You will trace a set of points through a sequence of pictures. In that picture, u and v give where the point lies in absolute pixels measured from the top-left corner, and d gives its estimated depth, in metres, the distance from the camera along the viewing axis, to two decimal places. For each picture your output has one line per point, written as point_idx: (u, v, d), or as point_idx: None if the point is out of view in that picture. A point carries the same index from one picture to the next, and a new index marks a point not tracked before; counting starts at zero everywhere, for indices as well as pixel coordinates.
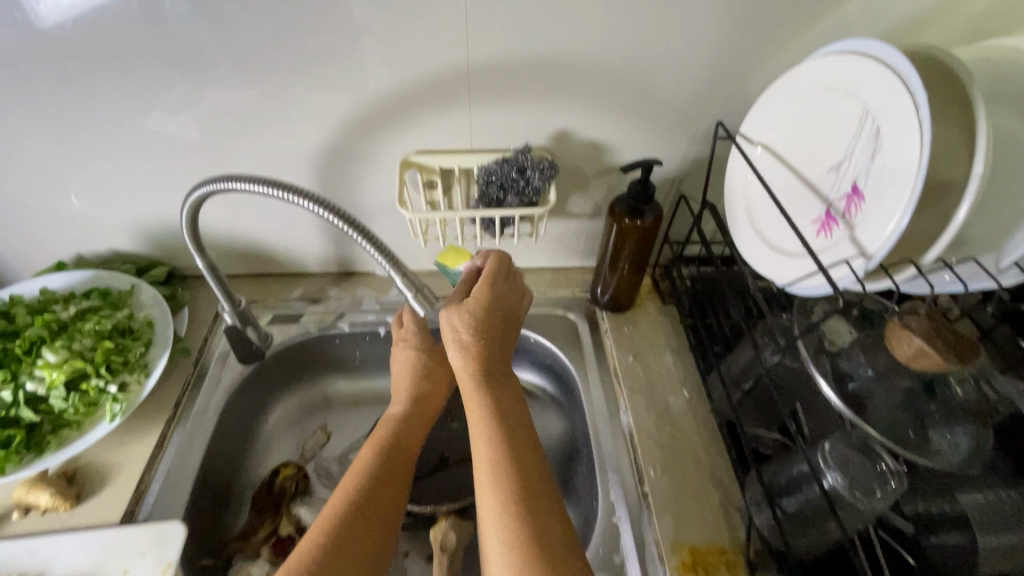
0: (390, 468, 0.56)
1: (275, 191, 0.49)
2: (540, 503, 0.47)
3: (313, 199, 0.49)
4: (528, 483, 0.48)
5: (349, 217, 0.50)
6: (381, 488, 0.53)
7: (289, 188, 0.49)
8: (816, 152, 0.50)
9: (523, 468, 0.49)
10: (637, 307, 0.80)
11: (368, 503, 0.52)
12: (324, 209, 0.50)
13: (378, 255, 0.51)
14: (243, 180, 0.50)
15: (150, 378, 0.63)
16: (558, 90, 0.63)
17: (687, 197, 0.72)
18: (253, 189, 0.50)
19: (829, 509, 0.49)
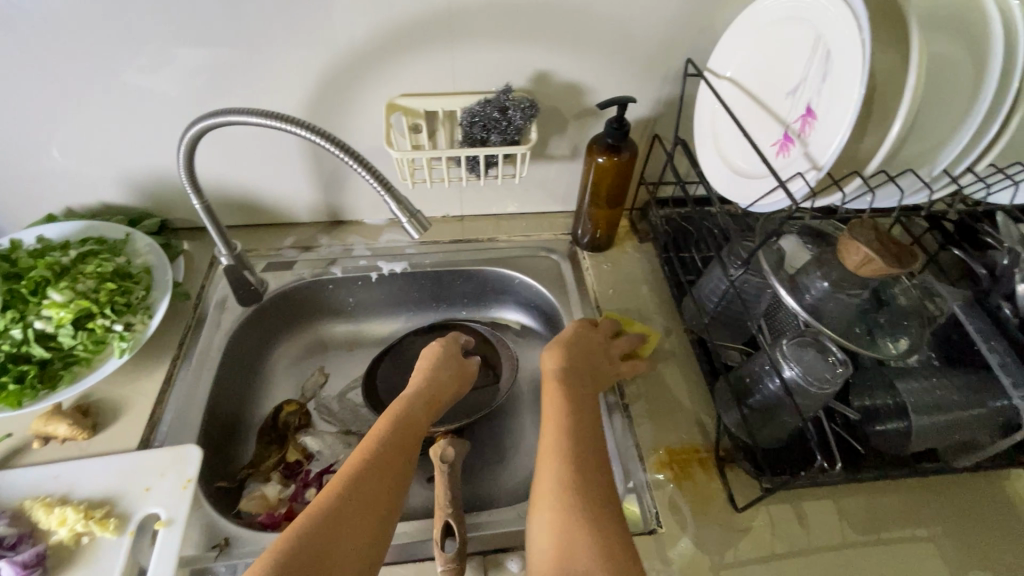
0: (410, 434, 0.59)
1: (272, 122, 0.52)
2: (592, 468, 0.54)
3: (310, 127, 0.52)
4: (585, 452, 0.55)
5: (345, 146, 0.53)
6: (406, 443, 0.58)
7: (285, 119, 0.52)
8: (775, 80, 0.55)
9: (580, 439, 0.56)
10: (616, 246, 0.84)
11: (400, 452, 0.56)
12: (322, 138, 0.53)
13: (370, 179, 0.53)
14: (240, 113, 0.52)
15: (154, 319, 0.66)
16: (537, 31, 0.65)
17: (661, 137, 0.76)
18: (250, 122, 0.52)
19: (788, 401, 0.55)
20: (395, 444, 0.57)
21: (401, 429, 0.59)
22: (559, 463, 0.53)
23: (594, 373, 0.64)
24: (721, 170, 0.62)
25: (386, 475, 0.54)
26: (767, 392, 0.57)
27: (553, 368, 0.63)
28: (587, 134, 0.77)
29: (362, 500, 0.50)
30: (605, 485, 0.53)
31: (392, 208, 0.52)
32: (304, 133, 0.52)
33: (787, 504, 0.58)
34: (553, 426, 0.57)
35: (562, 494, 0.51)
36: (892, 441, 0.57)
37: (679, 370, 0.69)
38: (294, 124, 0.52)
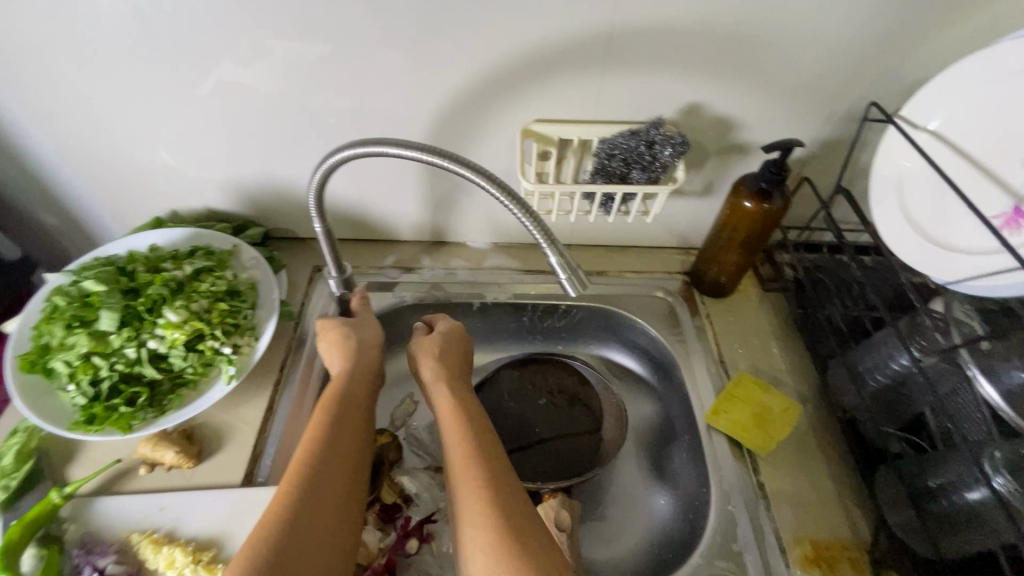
0: (347, 426, 0.55)
1: (433, 159, 0.48)
2: (510, 490, 0.49)
3: (468, 164, 0.47)
4: (499, 473, 0.50)
5: (507, 189, 0.48)
6: (353, 447, 0.54)
7: (446, 157, 0.47)
8: (1003, 142, 0.48)
9: (494, 459, 0.51)
10: (738, 293, 0.77)
11: (342, 438, 0.53)
12: (480, 176, 0.48)
13: (527, 224, 0.47)
14: (394, 146, 0.48)
15: (260, 341, 0.63)
16: (701, 60, 0.58)
17: (812, 180, 0.68)
18: (403, 155, 0.48)
19: (991, 517, 0.47)
20: (335, 430, 0.53)
21: (337, 416, 0.55)
22: (481, 484, 0.48)
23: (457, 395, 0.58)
24: (902, 233, 0.55)
25: (335, 473, 0.50)
26: (961, 501, 0.48)
27: (445, 391, 0.58)
28: (727, 172, 0.70)
29: (309, 512, 0.47)
30: (523, 510, 0.47)
31: (554, 260, 0.48)
32: (471, 175, 0.47)
33: None
34: (470, 444, 0.52)
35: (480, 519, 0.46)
36: None
37: (822, 448, 0.61)
38: (456, 163, 0.47)
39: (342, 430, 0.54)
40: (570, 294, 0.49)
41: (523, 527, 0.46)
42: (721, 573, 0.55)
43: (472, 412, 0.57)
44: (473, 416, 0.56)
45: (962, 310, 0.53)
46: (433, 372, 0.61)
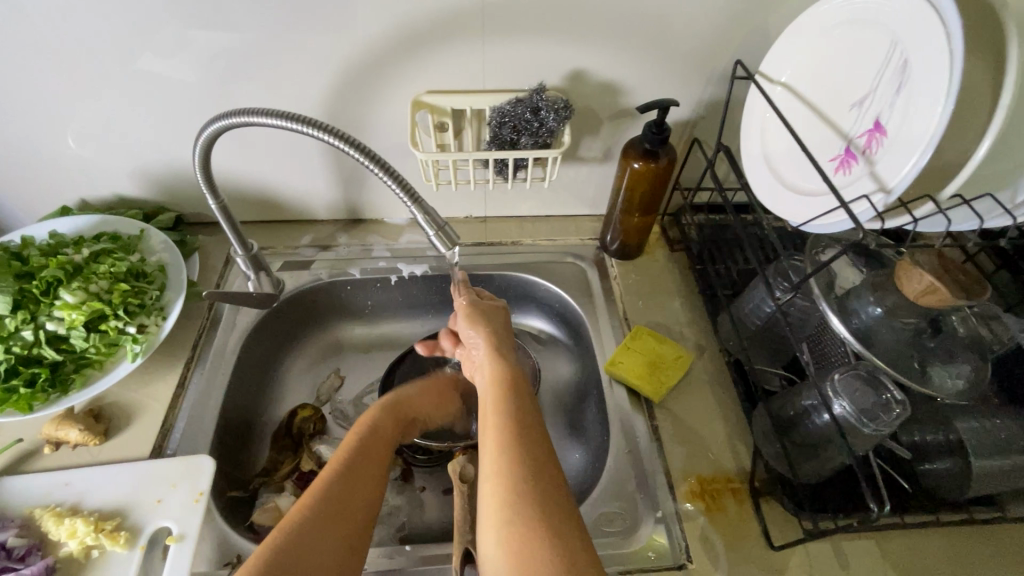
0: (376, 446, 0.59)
1: (289, 125, 0.48)
2: (542, 457, 0.46)
3: (333, 131, 0.48)
4: (526, 427, 0.48)
5: (374, 154, 0.49)
6: (373, 455, 0.57)
7: (300, 121, 0.48)
8: (837, 88, 0.50)
9: (521, 415, 0.50)
10: (646, 254, 0.80)
11: (368, 460, 0.57)
12: (350, 146, 0.49)
13: (395, 187, 0.49)
14: (260, 115, 0.48)
15: (168, 321, 0.64)
16: (576, 27, 0.61)
17: (701, 141, 0.71)
18: (270, 124, 0.49)
19: (838, 438, 0.51)
20: (363, 453, 0.57)
21: (370, 441, 0.59)
22: (503, 439, 0.47)
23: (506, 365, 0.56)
24: (767, 183, 0.57)
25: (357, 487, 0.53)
26: (814, 426, 0.53)
27: (490, 359, 0.57)
28: (622, 136, 0.73)
29: (337, 506, 0.50)
30: (546, 457, 0.47)
31: (419, 218, 0.50)
32: (313, 132, 0.48)
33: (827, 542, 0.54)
34: (500, 411, 0.50)
35: (503, 480, 0.44)
36: (946, 484, 0.53)
37: (712, 392, 0.65)
38: (308, 128, 0.48)
39: (373, 453, 0.58)
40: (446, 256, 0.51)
41: (541, 478, 0.44)
42: (613, 511, 0.58)
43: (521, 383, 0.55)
44: (500, 377, 0.55)
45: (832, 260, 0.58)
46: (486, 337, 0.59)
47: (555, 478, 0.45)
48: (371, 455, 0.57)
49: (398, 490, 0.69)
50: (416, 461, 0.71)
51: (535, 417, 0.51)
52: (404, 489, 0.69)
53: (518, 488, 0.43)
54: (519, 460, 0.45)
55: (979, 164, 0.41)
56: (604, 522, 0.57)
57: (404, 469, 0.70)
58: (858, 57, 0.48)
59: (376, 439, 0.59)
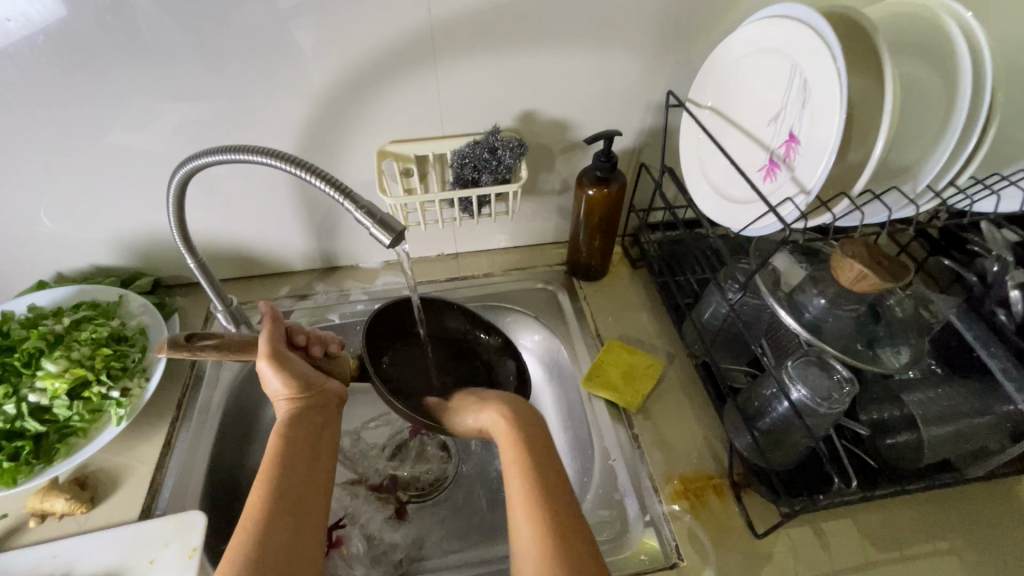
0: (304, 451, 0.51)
1: (234, 155, 0.50)
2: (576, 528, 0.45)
3: (264, 150, 0.48)
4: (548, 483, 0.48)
5: (305, 163, 0.48)
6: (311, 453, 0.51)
7: (251, 150, 0.49)
8: (754, 109, 0.57)
9: (543, 471, 0.49)
10: (611, 274, 0.85)
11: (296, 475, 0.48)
12: (279, 160, 0.49)
13: (328, 188, 0.47)
14: (202, 155, 0.50)
15: (151, 381, 0.65)
16: (522, 75, 0.67)
17: (647, 165, 0.78)
18: (212, 160, 0.50)
19: (800, 422, 0.55)
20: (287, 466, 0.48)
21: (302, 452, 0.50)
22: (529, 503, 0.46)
23: (513, 402, 0.59)
24: (718, 205, 0.61)
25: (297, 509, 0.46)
26: (776, 414, 0.57)
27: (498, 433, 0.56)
28: (575, 168, 0.79)
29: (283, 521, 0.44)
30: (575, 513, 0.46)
31: (355, 213, 0.45)
32: (270, 160, 0.49)
33: (807, 526, 0.58)
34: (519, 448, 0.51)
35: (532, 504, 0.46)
36: (905, 454, 0.57)
37: (684, 395, 0.69)
38: (257, 153, 0.49)
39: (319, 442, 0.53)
40: (387, 242, 0.45)
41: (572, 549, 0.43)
42: (603, 520, 0.60)
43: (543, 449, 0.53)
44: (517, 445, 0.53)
45: (783, 262, 0.64)
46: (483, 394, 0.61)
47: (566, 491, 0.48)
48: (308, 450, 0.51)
49: (393, 527, 0.70)
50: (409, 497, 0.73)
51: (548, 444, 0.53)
52: (400, 525, 0.70)
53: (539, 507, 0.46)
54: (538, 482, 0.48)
55: (879, 163, 0.47)
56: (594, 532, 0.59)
57: (398, 506, 0.72)
58: (768, 81, 0.54)
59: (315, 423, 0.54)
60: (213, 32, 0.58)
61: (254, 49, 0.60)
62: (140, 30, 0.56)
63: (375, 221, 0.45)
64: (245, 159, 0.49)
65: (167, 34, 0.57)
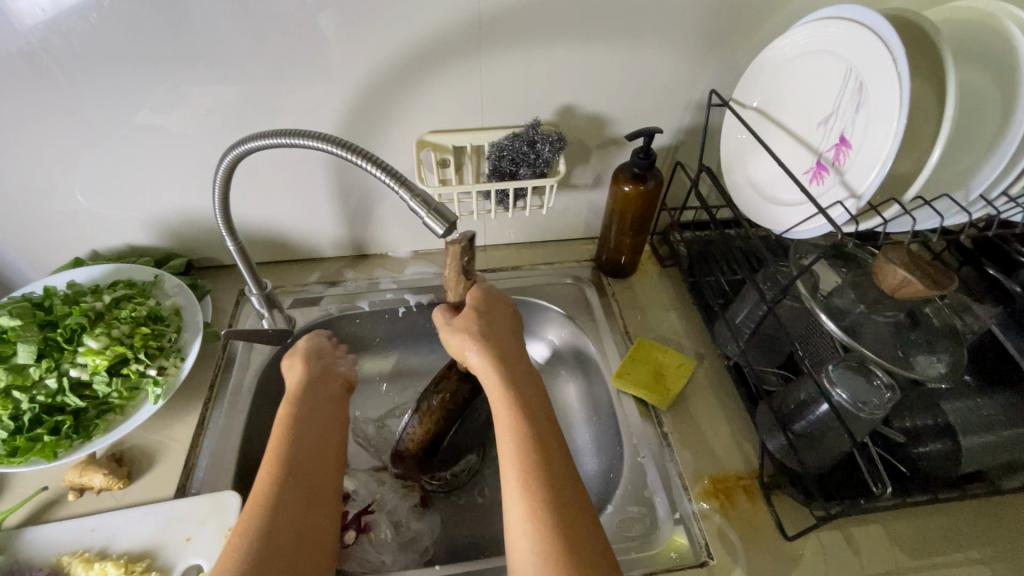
0: (309, 427, 0.55)
1: (287, 141, 0.50)
2: (567, 487, 0.47)
3: (319, 135, 0.48)
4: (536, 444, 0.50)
5: (359, 150, 0.48)
6: (317, 445, 0.54)
7: (302, 134, 0.49)
8: (803, 111, 0.57)
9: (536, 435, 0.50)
10: (639, 272, 0.85)
11: (308, 450, 0.53)
12: (333, 145, 0.49)
13: (382, 174, 0.47)
14: (255, 138, 0.50)
15: (187, 361, 0.65)
16: (564, 69, 0.66)
17: (683, 164, 0.77)
18: (264, 143, 0.50)
19: (838, 425, 0.55)
20: (299, 442, 0.53)
21: (308, 429, 0.55)
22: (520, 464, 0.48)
23: (510, 366, 0.57)
24: (765, 208, 0.61)
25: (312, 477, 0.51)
26: (813, 417, 0.57)
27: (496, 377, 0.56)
28: (610, 164, 0.79)
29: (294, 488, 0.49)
30: (565, 474, 0.48)
31: (409, 202, 0.45)
32: (322, 145, 0.49)
33: (838, 530, 0.58)
34: (509, 416, 0.52)
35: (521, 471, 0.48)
36: (939, 462, 0.57)
37: (714, 394, 0.69)
38: (309, 138, 0.49)
39: (323, 442, 0.55)
40: (440, 232, 0.45)
41: (564, 513, 0.45)
42: (632, 516, 0.60)
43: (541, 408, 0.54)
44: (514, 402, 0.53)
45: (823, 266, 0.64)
46: (482, 352, 0.57)
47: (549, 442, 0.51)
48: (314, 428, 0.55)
49: (418, 515, 0.70)
50: (433, 486, 0.73)
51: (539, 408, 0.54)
52: (425, 514, 0.70)
53: (529, 476, 0.47)
54: (528, 449, 0.49)
55: (934, 169, 0.46)
56: (623, 528, 0.59)
57: (423, 494, 0.72)
58: (821, 83, 0.54)
59: (319, 418, 0.57)
60: (263, 15, 0.58)
61: (299, 32, 0.59)
62: (188, 9, 0.56)
63: (430, 209, 0.45)
64: (298, 144, 0.50)
65: (218, 14, 0.57)
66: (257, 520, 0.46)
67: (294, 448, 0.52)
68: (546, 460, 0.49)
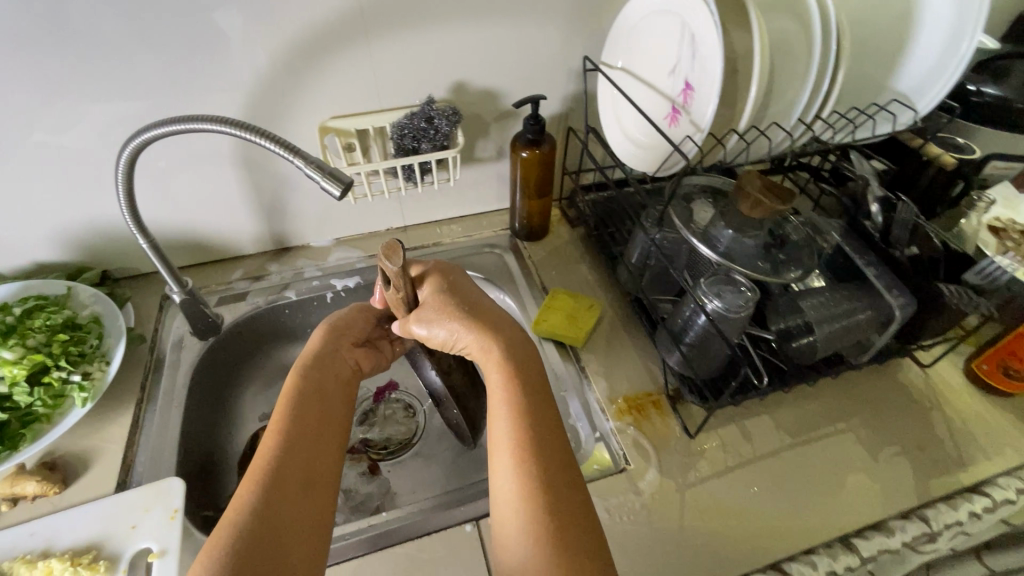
0: (318, 403, 0.56)
1: (184, 127, 0.52)
2: (558, 467, 0.50)
3: (215, 118, 0.51)
4: (535, 431, 0.51)
5: (255, 128, 0.52)
6: (314, 419, 0.55)
7: (200, 119, 0.52)
8: (654, 65, 0.65)
9: (536, 423, 0.52)
10: (551, 234, 0.92)
11: (309, 428, 0.53)
12: (231, 127, 0.52)
13: (278, 148, 0.50)
14: (151, 128, 0.52)
15: (112, 364, 0.66)
16: (450, 48, 0.72)
17: (573, 129, 0.85)
18: (162, 133, 0.53)
19: (716, 329, 0.63)
20: (301, 419, 0.54)
21: (314, 406, 0.56)
22: (520, 452, 0.50)
23: (506, 347, 0.58)
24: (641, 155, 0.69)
25: (310, 448, 0.52)
26: (696, 328, 0.65)
27: (489, 357, 0.57)
28: (508, 135, 0.85)
29: (296, 463, 0.50)
30: (560, 456, 0.51)
31: (305, 168, 0.49)
32: (219, 126, 0.52)
33: (733, 425, 0.67)
34: (512, 402, 0.53)
35: (519, 467, 0.49)
36: (805, 352, 0.67)
37: (623, 329, 0.77)
38: (206, 121, 0.52)
39: (323, 419, 0.56)
40: (337, 194, 0.49)
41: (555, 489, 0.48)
42: None
43: (539, 392, 0.55)
44: (508, 381, 0.55)
45: (697, 199, 0.72)
46: (480, 337, 0.58)
47: (550, 427, 0.53)
48: (320, 406, 0.56)
49: (367, 480, 0.74)
50: (380, 456, 0.77)
51: (540, 393, 0.55)
52: (374, 478, 0.75)
53: (526, 462, 0.49)
54: (535, 447, 0.50)
55: (755, 98, 0.57)
56: None
57: (370, 463, 0.76)
58: (662, 39, 0.63)
59: (324, 393, 0.58)
60: (147, 15, 0.59)
61: (187, 29, 0.61)
62: (67, 15, 0.57)
63: (323, 174, 0.49)
64: (195, 130, 0.53)
65: (100, 17, 0.58)
66: (255, 497, 0.47)
67: (297, 424, 0.53)
68: (543, 446, 0.51)
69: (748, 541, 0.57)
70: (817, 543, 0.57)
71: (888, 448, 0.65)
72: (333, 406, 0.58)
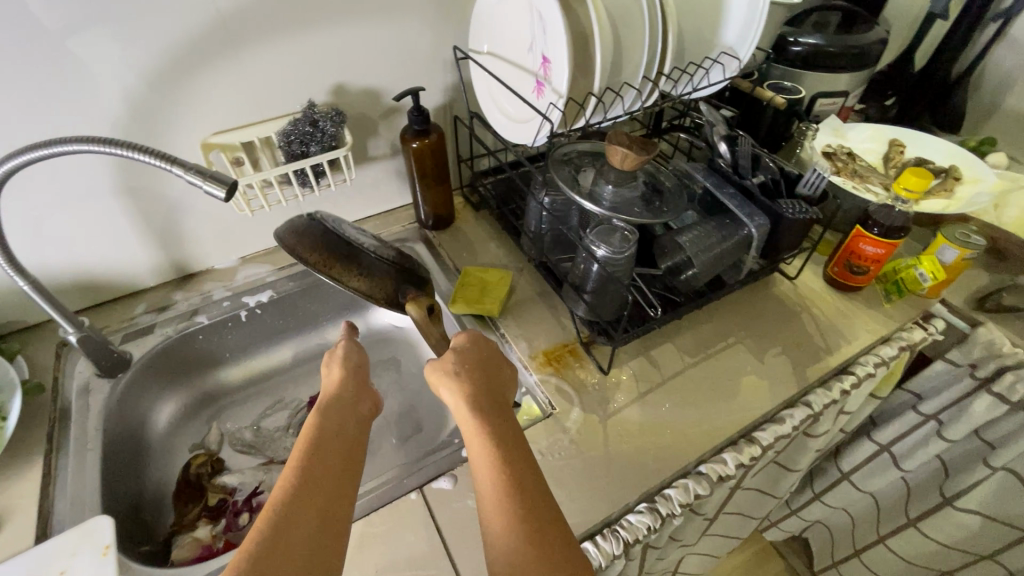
0: (337, 438, 0.45)
1: (47, 152, 0.51)
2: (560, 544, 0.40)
3: (79, 138, 0.51)
4: (529, 497, 0.42)
5: (127, 143, 0.52)
6: (335, 459, 0.43)
7: (64, 141, 0.51)
8: (514, 46, 0.71)
9: (529, 490, 0.42)
10: (457, 220, 0.96)
11: (328, 469, 0.42)
12: (100, 145, 0.52)
13: (152, 159, 0.51)
14: (10, 158, 0.51)
15: (10, 419, 0.63)
16: (322, 53, 0.74)
17: (459, 117, 0.90)
18: (23, 160, 0.51)
19: (609, 273, 0.70)
20: (317, 457, 0.42)
21: (334, 442, 0.44)
22: (513, 528, 0.40)
23: (494, 411, 0.48)
24: (516, 128, 0.75)
25: (328, 495, 0.40)
26: (593, 277, 0.71)
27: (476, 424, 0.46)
28: (398, 130, 0.88)
29: (312, 516, 0.38)
30: (560, 530, 0.41)
31: (185, 175, 0.50)
32: (87, 146, 0.51)
33: (641, 357, 0.74)
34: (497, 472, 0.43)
35: (516, 528, 0.40)
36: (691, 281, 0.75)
37: (534, 294, 0.83)
38: (71, 142, 0.51)
39: (347, 459, 0.44)
40: (220, 195, 0.50)
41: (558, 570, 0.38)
42: None
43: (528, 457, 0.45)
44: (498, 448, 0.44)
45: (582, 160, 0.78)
46: (465, 399, 0.48)
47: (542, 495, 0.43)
48: (341, 442, 0.45)
49: None
50: None
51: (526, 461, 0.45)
52: None
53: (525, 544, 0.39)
54: (530, 521, 0.40)
55: (601, 62, 0.63)
56: None
57: None
58: (515, 20, 0.69)
59: (342, 427, 0.46)
60: None
61: (36, 58, 0.59)
62: None
63: (207, 177, 0.50)
64: (59, 155, 0.52)
65: None
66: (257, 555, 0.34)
67: (314, 463, 0.42)
68: (539, 520, 0.41)
69: (665, 451, 0.64)
70: (721, 439, 0.65)
71: (771, 351, 0.75)
72: (355, 444, 0.46)
